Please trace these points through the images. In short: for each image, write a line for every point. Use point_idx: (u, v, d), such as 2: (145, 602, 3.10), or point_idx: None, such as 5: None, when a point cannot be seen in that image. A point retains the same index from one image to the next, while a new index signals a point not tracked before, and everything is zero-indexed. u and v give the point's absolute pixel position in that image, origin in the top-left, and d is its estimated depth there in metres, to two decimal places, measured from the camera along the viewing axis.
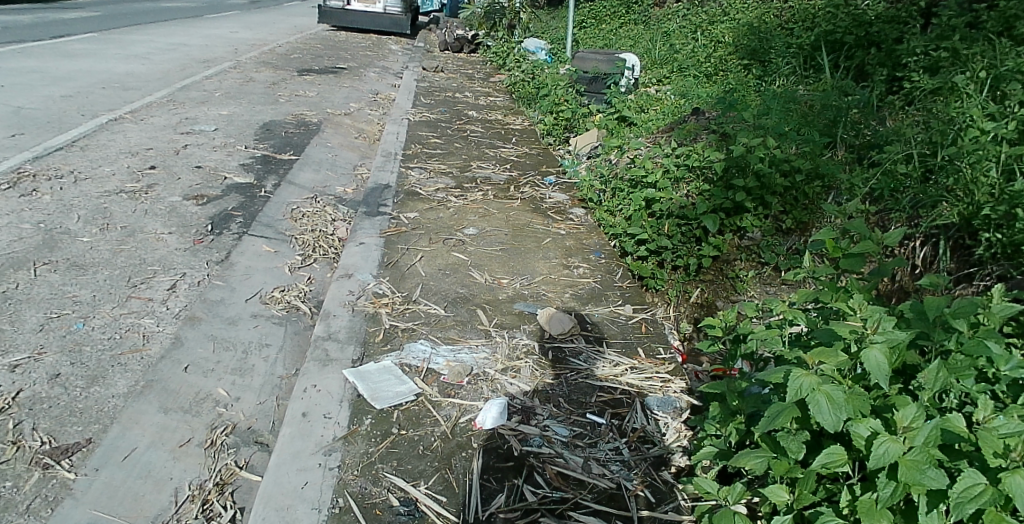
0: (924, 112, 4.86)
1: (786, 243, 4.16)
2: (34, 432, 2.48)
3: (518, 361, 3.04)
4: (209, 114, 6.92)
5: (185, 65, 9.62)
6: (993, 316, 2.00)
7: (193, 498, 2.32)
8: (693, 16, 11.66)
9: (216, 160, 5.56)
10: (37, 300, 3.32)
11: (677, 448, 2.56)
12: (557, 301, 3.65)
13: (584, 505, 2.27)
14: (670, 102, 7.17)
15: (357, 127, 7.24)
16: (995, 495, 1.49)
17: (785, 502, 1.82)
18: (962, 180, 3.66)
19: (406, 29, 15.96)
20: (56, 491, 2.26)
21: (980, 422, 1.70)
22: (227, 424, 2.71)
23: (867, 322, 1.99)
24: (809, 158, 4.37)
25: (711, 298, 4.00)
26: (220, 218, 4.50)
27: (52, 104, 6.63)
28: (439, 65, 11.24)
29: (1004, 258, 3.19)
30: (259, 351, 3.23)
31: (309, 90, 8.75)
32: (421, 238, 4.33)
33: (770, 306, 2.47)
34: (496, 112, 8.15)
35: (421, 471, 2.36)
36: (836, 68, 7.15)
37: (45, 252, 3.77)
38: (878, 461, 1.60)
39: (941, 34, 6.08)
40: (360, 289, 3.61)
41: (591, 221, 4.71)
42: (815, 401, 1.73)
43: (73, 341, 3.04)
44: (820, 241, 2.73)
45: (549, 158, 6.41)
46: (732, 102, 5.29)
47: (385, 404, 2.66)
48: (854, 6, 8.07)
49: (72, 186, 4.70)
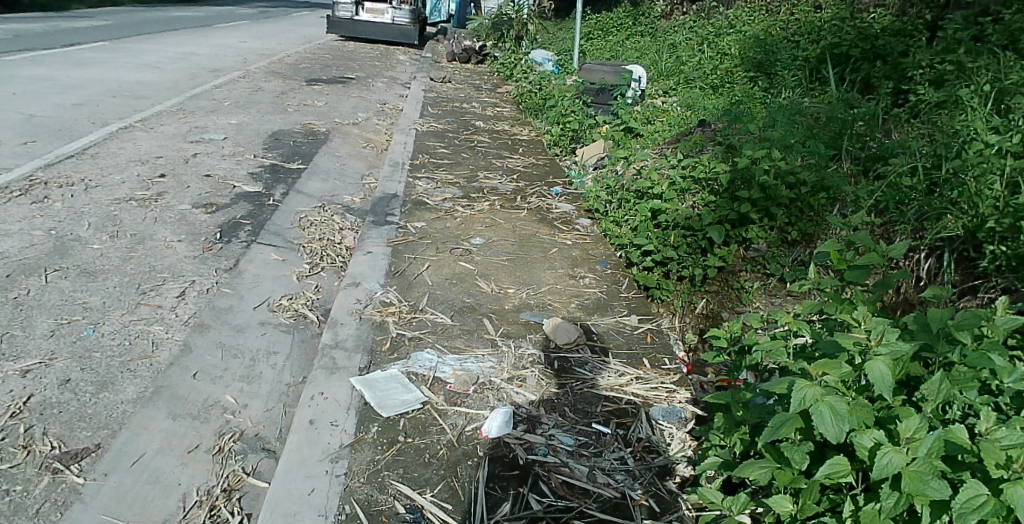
0: (929, 124, 4.87)
1: (791, 255, 4.07)
2: (45, 437, 2.51)
3: (524, 371, 3.06)
4: (218, 123, 6.99)
5: (196, 74, 9.73)
6: (997, 328, 2.01)
7: (201, 503, 2.34)
8: (699, 30, 11.75)
9: (225, 169, 5.62)
10: (48, 307, 3.35)
11: (681, 458, 2.58)
12: (564, 311, 3.68)
13: (588, 514, 2.27)
14: (676, 113, 7.24)
15: (365, 136, 7.30)
16: (997, 506, 1.49)
17: (789, 512, 1.84)
18: (967, 193, 3.68)
19: (414, 39, 16.11)
20: (66, 496, 2.29)
21: (982, 433, 1.71)
22: (235, 430, 2.74)
23: (871, 334, 2.00)
24: (815, 170, 4.38)
25: (716, 308, 3.90)
26: (230, 226, 4.55)
27: (63, 111, 6.73)
28: (447, 76, 11.39)
29: (1008, 271, 3.22)
30: (268, 359, 3.25)
31: (318, 100, 8.85)
32: (428, 248, 4.36)
33: (774, 317, 2.49)
34: (504, 123, 8.25)
35: (426, 479, 2.37)
36: (842, 80, 7.18)
37: (56, 258, 3.82)
38: (880, 471, 1.61)
39: (947, 47, 6.12)
40: (367, 297, 3.64)
41: (597, 232, 4.84)
42: (819, 411, 1.74)
43: (83, 346, 3.08)
44: (825, 253, 2.75)
45: (556, 168, 6.45)
46: (737, 114, 5.36)
47: (391, 412, 2.69)
48: (861, 20, 8.15)
49: (83, 194, 4.76)
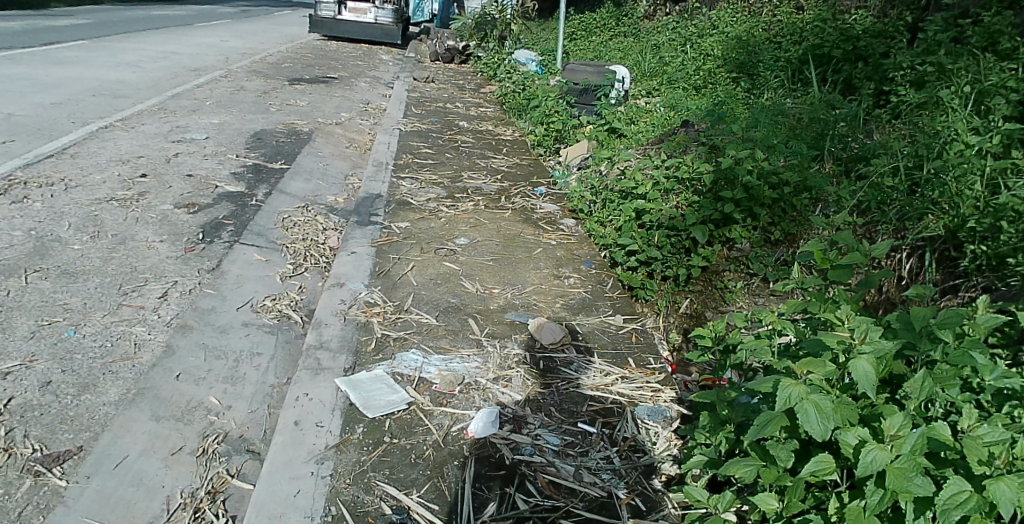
0: (909, 125, 4.92)
1: (774, 255, 4.12)
2: (26, 440, 2.47)
3: (510, 371, 3.06)
4: (200, 122, 6.92)
5: (176, 73, 9.61)
6: (978, 327, 2.04)
7: (185, 506, 2.31)
8: (682, 30, 11.82)
9: (207, 169, 5.56)
10: (27, 308, 3.29)
11: (667, 456, 2.59)
12: (549, 311, 3.68)
13: (575, 513, 2.28)
14: (659, 114, 7.27)
15: (348, 136, 7.26)
16: (980, 502, 1.51)
17: (774, 510, 1.85)
18: (947, 193, 3.73)
19: (397, 39, 16.05)
20: (47, 499, 2.25)
21: (965, 430, 1.73)
22: (219, 432, 2.70)
23: (854, 333, 2.03)
24: (797, 170, 4.43)
25: (700, 308, 3.96)
26: (212, 227, 4.49)
27: (42, 111, 6.61)
28: (431, 76, 11.36)
29: (989, 270, 3.27)
30: (251, 360, 3.21)
31: (301, 99, 8.78)
32: (413, 248, 4.34)
33: (758, 317, 2.51)
34: (488, 123, 8.24)
35: (413, 479, 2.36)
36: (824, 81, 7.26)
37: (36, 259, 3.76)
38: (865, 469, 1.63)
39: (927, 48, 6.21)
40: (351, 297, 3.62)
41: (581, 232, 4.85)
42: (804, 410, 1.76)
43: (64, 348, 3.03)
44: (809, 252, 2.77)
45: (540, 169, 6.45)
46: (721, 114, 5.39)
47: (376, 413, 2.67)
48: (842, 21, 8.25)
49: (63, 194, 4.69)
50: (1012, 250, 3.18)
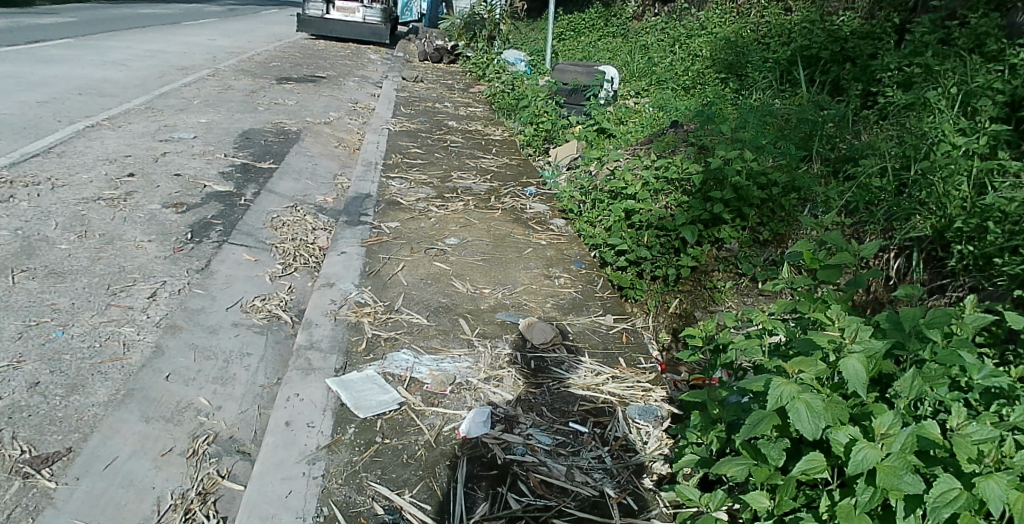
0: (897, 126, 4.96)
1: (763, 255, 4.15)
2: (14, 441, 2.44)
3: (501, 370, 3.06)
4: (188, 121, 6.86)
5: (163, 71, 9.52)
6: (966, 326, 2.07)
7: (176, 507, 2.29)
8: (670, 31, 11.88)
9: (195, 168, 5.51)
10: (14, 308, 3.25)
11: (657, 456, 2.60)
12: (539, 311, 3.68)
13: (567, 513, 2.28)
14: (648, 114, 7.30)
15: (337, 136, 7.22)
16: (970, 499, 1.53)
17: (765, 508, 1.87)
18: (935, 194, 3.77)
19: (384, 37, 15.98)
20: (37, 501, 2.22)
21: (954, 428, 1.75)
22: (209, 432, 2.69)
23: (844, 331, 2.04)
24: (786, 171, 4.47)
25: (689, 308, 3.98)
26: (200, 227, 4.46)
27: (28, 109, 6.54)
28: (419, 75, 11.34)
29: (975, 270, 3.31)
30: (241, 360, 3.19)
31: (289, 98, 8.73)
32: (403, 248, 4.34)
33: (749, 316, 2.52)
34: (477, 122, 8.24)
35: (405, 479, 2.36)
36: (811, 82, 7.32)
37: (23, 259, 3.71)
38: (856, 467, 1.64)
39: (914, 50, 6.28)
40: (342, 297, 3.61)
41: (571, 232, 4.85)
42: (795, 408, 1.77)
43: (52, 348, 2.99)
44: (798, 252, 2.79)
45: (530, 169, 6.45)
46: (710, 114, 5.41)
47: (368, 413, 2.66)
48: (830, 22, 8.32)
49: (50, 193, 4.63)
50: (999, 250, 3.21)
